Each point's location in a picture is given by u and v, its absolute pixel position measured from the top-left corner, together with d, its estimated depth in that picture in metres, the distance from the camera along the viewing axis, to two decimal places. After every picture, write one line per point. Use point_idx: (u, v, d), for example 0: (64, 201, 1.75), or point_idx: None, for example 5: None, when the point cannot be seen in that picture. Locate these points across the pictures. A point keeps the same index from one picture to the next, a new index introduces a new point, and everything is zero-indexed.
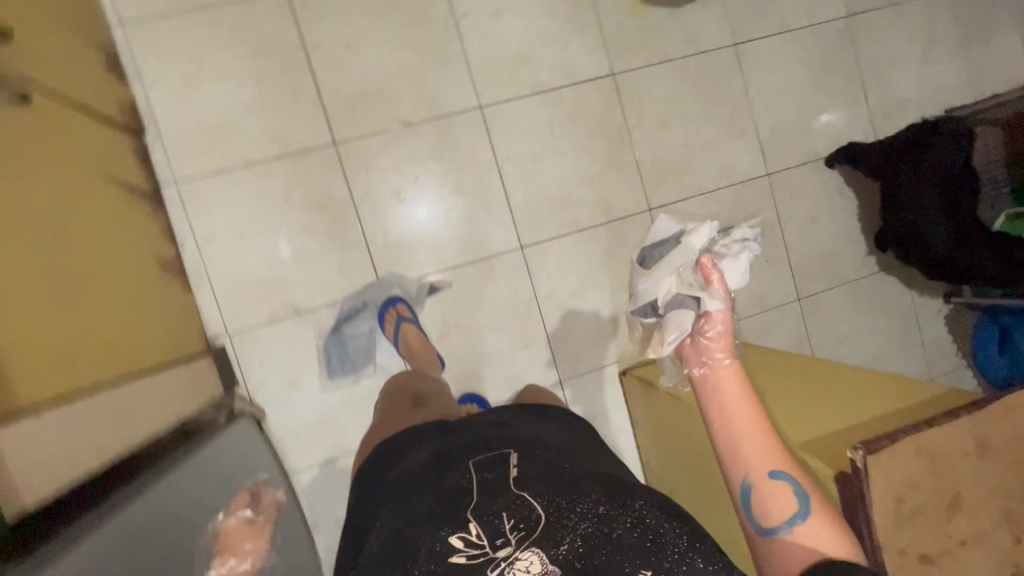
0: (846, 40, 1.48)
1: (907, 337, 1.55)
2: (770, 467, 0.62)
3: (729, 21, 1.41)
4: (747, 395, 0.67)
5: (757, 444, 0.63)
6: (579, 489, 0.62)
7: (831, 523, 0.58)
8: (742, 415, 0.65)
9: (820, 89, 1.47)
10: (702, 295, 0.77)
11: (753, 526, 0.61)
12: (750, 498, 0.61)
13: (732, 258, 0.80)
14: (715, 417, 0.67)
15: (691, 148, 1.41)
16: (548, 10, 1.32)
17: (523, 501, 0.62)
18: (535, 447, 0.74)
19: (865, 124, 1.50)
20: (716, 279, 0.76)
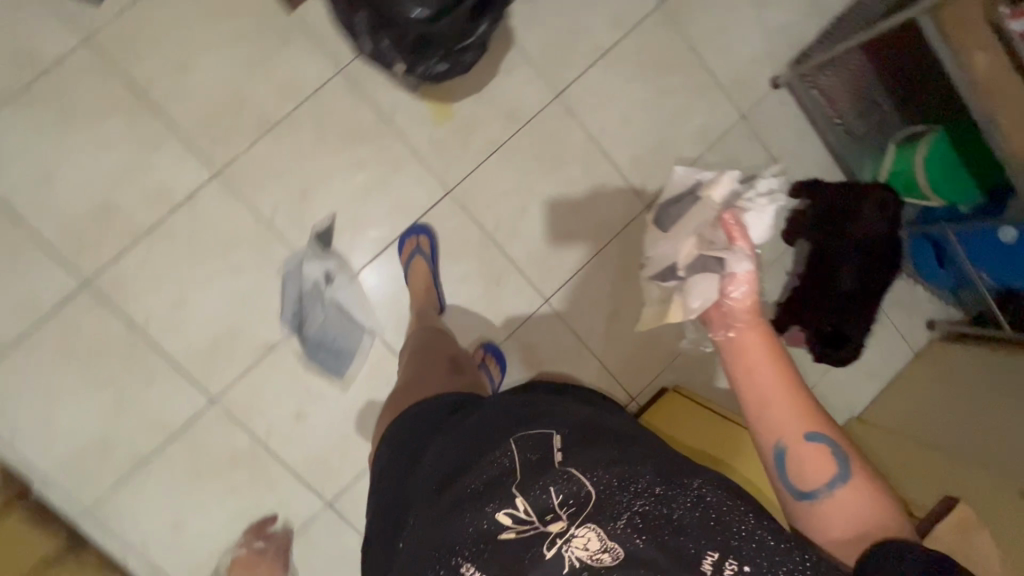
0: (668, 30, 1.35)
1: None
2: (806, 432, 0.63)
3: (540, 76, 1.29)
4: (776, 359, 0.66)
5: (791, 407, 0.64)
6: (634, 462, 0.61)
7: (864, 486, 0.61)
8: (771, 382, 0.65)
9: (663, 93, 1.36)
10: (725, 254, 0.77)
11: (790, 490, 0.63)
12: (787, 464, 0.63)
13: (757, 212, 0.88)
14: (741, 375, 0.67)
15: (559, 220, 1.33)
16: (355, 163, 1.22)
17: (569, 477, 0.61)
18: (583, 425, 0.69)
19: (723, 102, 1.39)
20: (739, 235, 0.77)
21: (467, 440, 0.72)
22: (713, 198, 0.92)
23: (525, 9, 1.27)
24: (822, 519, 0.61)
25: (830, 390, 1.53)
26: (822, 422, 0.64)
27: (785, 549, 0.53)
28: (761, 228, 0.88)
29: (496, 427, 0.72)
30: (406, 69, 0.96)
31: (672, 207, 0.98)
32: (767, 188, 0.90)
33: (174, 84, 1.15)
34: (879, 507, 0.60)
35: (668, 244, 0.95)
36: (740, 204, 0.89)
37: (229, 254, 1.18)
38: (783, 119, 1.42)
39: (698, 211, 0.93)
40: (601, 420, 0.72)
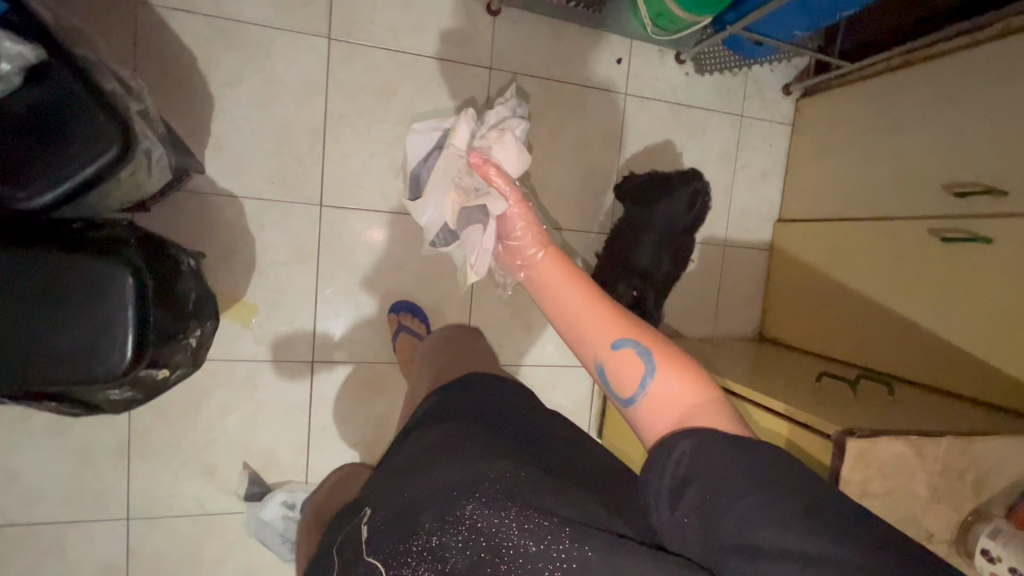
0: (359, 55, 1.18)
1: (693, 123, 1.44)
2: (608, 337, 0.52)
3: (290, 201, 1.18)
4: (574, 269, 0.57)
5: (590, 313, 0.53)
6: (413, 515, 0.58)
7: (676, 377, 0.50)
8: (570, 294, 0.55)
9: (405, 114, 1.23)
10: (484, 198, 0.75)
11: (610, 400, 0.53)
12: (600, 377, 0.53)
13: (498, 144, 0.87)
14: (541, 297, 0.57)
15: (418, 296, 1.28)
16: (219, 410, 1.18)
17: (367, 568, 0.58)
18: (394, 478, 0.66)
19: (462, 70, 1.25)
20: (490, 171, 0.73)
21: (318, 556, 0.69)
22: (456, 144, 0.89)
23: (221, 159, 1.13)
24: (642, 424, 0.51)
25: (745, 215, 1.51)
26: (627, 320, 0.53)
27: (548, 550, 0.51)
28: (510, 154, 0.87)
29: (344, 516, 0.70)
30: (170, 369, 0.87)
31: (423, 169, 1.00)
32: (498, 121, 0.92)
33: (18, 492, 1.10)
34: (700, 394, 0.50)
35: (428, 212, 0.94)
36: (482, 143, 0.87)
37: (201, 557, 1.20)
38: (524, 37, 1.28)
39: (447, 159, 0.90)
40: (412, 452, 0.68)
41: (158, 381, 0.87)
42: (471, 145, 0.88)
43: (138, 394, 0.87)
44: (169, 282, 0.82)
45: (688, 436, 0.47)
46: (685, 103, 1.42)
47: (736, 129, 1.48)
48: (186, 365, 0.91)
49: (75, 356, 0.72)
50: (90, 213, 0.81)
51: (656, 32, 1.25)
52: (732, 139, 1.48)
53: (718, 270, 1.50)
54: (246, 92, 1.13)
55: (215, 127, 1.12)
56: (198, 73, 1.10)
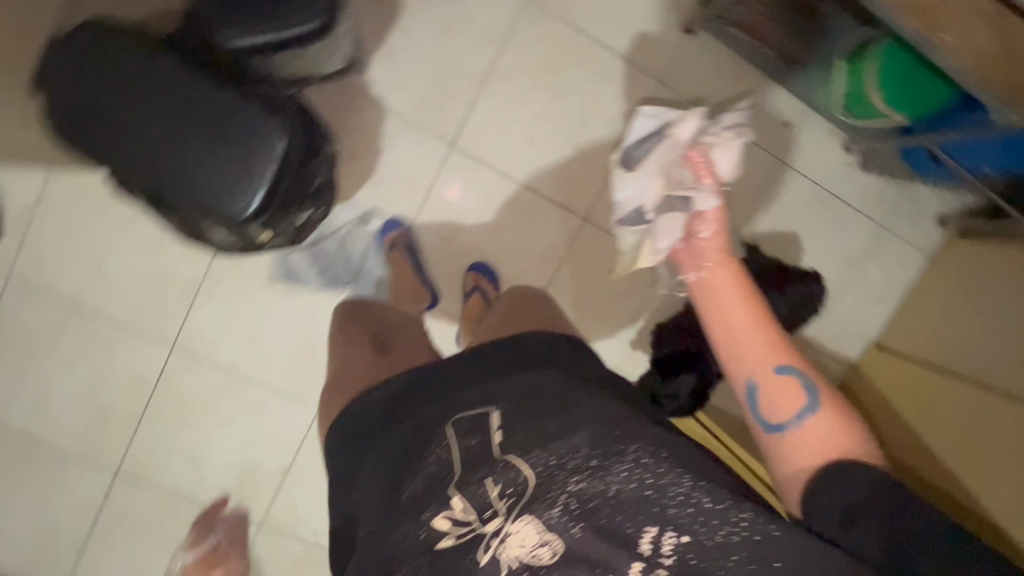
0: (545, 22, 1.20)
1: (833, 214, 1.37)
2: (775, 363, 0.58)
3: (427, 131, 1.21)
4: (747, 295, 0.63)
5: (759, 339, 0.59)
6: (568, 436, 0.59)
7: (833, 411, 0.57)
8: (742, 317, 0.61)
9: (563, 93, 1.23)
10: (692, 193, 0.76)
11: (758, 423, 0.58)
12: (755, 399, 0.58)
13: (722, 146, 0.85)
14: (710, 314, 0.63)
15: (501, 264, 1.27)
16: (284, 289, 1.24)
17: (507, 465, 0.58)
18: (522, 393, 0.66)
19: (632, 74, 1.24)
20: (705, 172, 0.76)
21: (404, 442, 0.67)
22: (680, 135, 0.89)
23: (385, 69, 1.17)
24: (791, 450, 0.56)
25: (842, 327, 1.43)
26: (788, 350, 0.59)
27: (721, 513, 0.52)
28: (730, 161, 0.85)
29: (443, 409, 0.69)
30: (271, 234, 0.91)
31: (637, 149, 0.99)
32: (731, 123, 0.89)
33: (98, 282, 1.19)
34: (851, 432, 0.56)
35: (631, 186, 0.95)
36: (707, 139, 0.86)
37: (216, 409, 1.27)
38: (704, 68, 1.25)
39: (665, 151, 0.91)
40: (531, 385, 0.68)
41: (257, 240, 0.92)
42: (696, 139, 0.87)
43: (236, 243, 0.92)
44: (307, 160, 0.85)
45: (846, 465, 0.53)
46: (831, 193, 1.36)
47: (872, 240, 1.39)
48: (284, 237, 0.95)
49: (222, 189, 0.77)
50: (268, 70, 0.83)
51: (841, 110, 1.19)
52: (863, 247, 1.39)
53: None
54: (432, 15, 1.16)
55: (393, 37, 1.16)
56: None
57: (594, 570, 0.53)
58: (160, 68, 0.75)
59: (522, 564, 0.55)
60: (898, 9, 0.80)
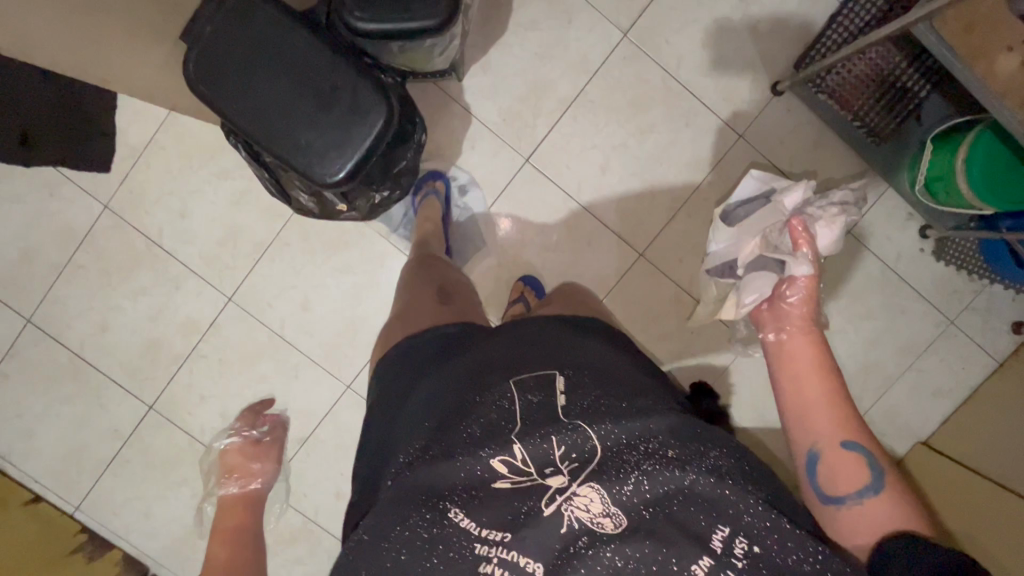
0: (638, 61, 1.25)
1: (897, 298, 1.32)
2: (840, 436, 0.59)
3: (506, 143, 1.26)
4: (820, 364, 0.65)
5: (828, 410, 0.60)
6: (643, 419, 0.57)
7: (901, 497, 0.55)
8: (815, 386, 0.62)
9: (642, 130, 1.26)
10: (786, 257, 0.78)
11: (816, 493, 0.58)
12: (814, 468, 0.59)
13: (825, 222, 0.83)
14: (783, 378, 0.65)
15: (550, 282, 1.29)
16: (344, 266, 1.30)
17: (574, 428, 0.58)
18: (588, 368, 0.65)
19: (713, 123, 1.26)
20: (804, 242, 0.78)
21: (459, 380, 0.68)
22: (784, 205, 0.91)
23: (479, 80, 1.24)
24: (847, 527, 0.55)
25: (890, 417, 1.35)
26: (858, 429, 0.59)
27: (799, 537, 0.49)
28: (830, 238, 0.83)
29: (503, 361, 0.68)
30: (349, 207, 0.96)
31: (739, 208, 1.01)
32: (841, 200, 0.87)
33: (180, 226, 1.29)
34: (917, 521, 0.54)
35: (723, 242, 1.00)
36: (811, 212, 0.85)
37: (254, 366, 1.32)
38: (786, 129, 1.26)
39: (767, 214, 0.93)
40: (596, 361, 0.68)
41: (335, 210, 0.97)
42: (799, 211, 0.87)
43: (316, 208, 0.97)
44: (396, 144, 0.91)
45: (904, 540, 0.50)
46: (899, 276, 1.32)
47: (936, 332, 1.33)
48: (358, 212, 0.99)
49: (326, 149, 0.83)
50: (383, 56, 0.90)
51: (924, 195, 1.16)
52: (925, 338, 1.33)
53: None
54: (532, 39, 1.23)
55: (492, 53, 1.23)
56: (508, 6, 1.22)
57: (660, 550, 0.50)
58: (299, 39, 0.82)
59: (584, 528, 0.52)
60: (1002, 98, 0.81)
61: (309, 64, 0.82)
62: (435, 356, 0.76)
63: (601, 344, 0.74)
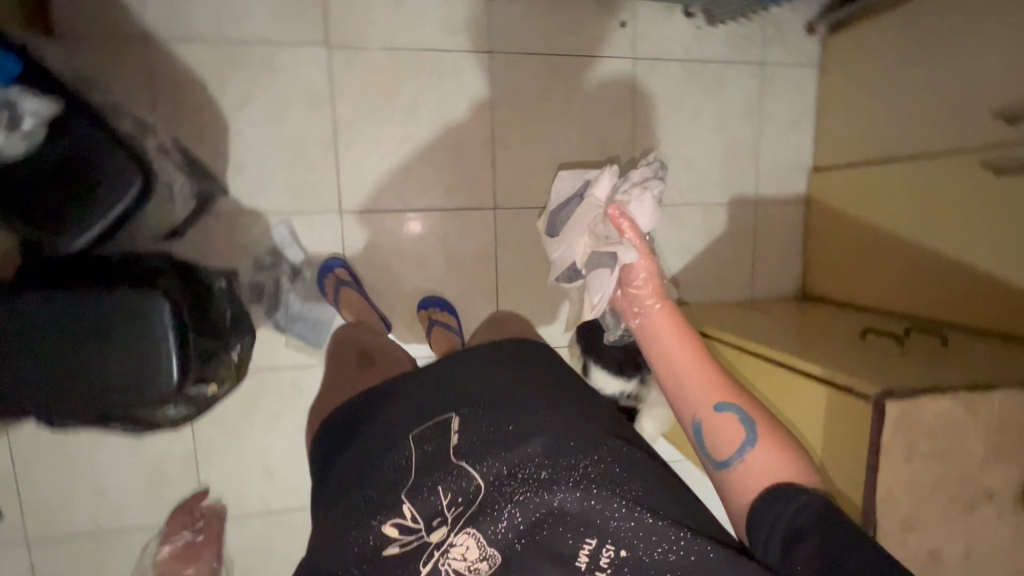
0: (358, 59, 1.19)
1: (710, 80, 1.37)
2: (711, 402, 0.73)
3: (313, 212, 1.21)
4: (680, 333, 0.82)
5: (699, 380, 0.76)
6: (522, 446, 0.69)
7: (769, 441, 0.69)
8: (684, 358, 0.79)
9: (410, 110, 1.23)
10: (617, 247, 0.88)
11: (706, 458, 0.72)
12: (699, 433, 0.73)
13: (638, 201, 0.91)
14: (658, 355, 0.82)
15: (445, 286, 1.30)
16: (273, 419, 1.25)
17: (462, 472, 0.68)
18: (484, 398, 0.77)
19: (461, 60, 1.23)
20: (627, 229, 0.88)
21: (370, 440, 0.77)
22: (597, 195, 0.92)
23: (243, 181, 1.17)
24: (732, 481, 0.69)
25: (774, 169, 1.45)
26: (726, 391, 0.74)
27: (660, 529, 0.61)
28: (648, 212, 0.92)
29: (409, 416, 0.78)
30: (217, 384, 0.95)
31: (563, 211, 1.00)
32: (640, 175, 0.94)
33: (108, 503, 1.21)
34: (790, 462, 0.67)
35: (559, 248, 0.97)
36: (622, 196, 0.92)
37: (274, 549, 1.30)
38: (521, 17, 1.24)
39: (584, 207, 0.93)
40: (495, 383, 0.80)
41: (209, 397, 0.95)
42: (611, 200, 0.92)
43: (194, 411, 0.95)
44: (201, 311, 0.88)
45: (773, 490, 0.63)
46: (699, 61, 1.36)
47: (757, 81, 1.39)
48: (231, 379, 0.99)
49: (136, 387, 0.78)
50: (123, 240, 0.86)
51: None
52: (754, 91, 1.40)
53: (749, 230, 1.46)
54: (255, 110, 1.16)
55: (232, 150, 1.15)
56: (207, 100, 1.13)
57: None
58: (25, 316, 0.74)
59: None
60: None
61: (50, 336, 0.75)
62: (355, 421, 0.84)
63: (494, 361, 0.84)
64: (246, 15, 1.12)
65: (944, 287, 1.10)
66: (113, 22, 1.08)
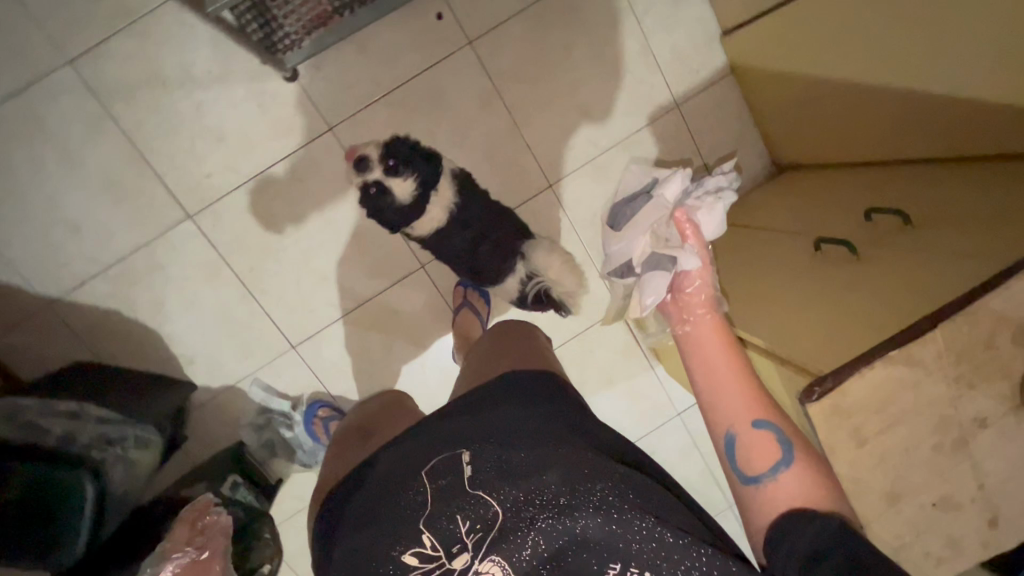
0: (223, 211, 1.17)
1: (561, 9, 1.18)
2: (753, 418, 0.59)
3: (272, 359, 1.25)
4: (727, 343, 0.67)
5: (742, 392, 0.61)
6: (538, 475, 0.62)
7: (812, 468, 0.56)
8: (724, 364, 0.64)
9: (295, 225, 1.20)
10: (676, 253, 0.79)
11: (736, 476, 0.58)
12: (732, 449, 0.59)
13: (709, 208, 0.82)
14: (693, 368, 0.67)
15: (423, 354, 1.31)
16: None
17: (478, 501, 0.62)
18: (497, 425, 0.69)
19: (309, 152, 1.17)
20: (690, 236, 0.80)
21: (386, 475, 0.70)
22: (666, 196, 0.85)
23: (200, 369, 1.23)
24: (761, 506, 0.55)
25: (680, 58, 1.25)
26: (773, 408, 0.60)
27: (682, 546, 0.55)
28: (717, 222, 0.83)
29: (423, 448, 0.71)
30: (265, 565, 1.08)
31: (624, 204, 0.90)
32: (715, 183, 0.86)
33: None
34: (826, 489, 0.55)
35: (616, 244, 0.88)
36: (692, 202, 0.84)
37: None
38: (337, 76, 1.14)
39: (651, 206, 0.86)
40: (504, 415, 0.71)
41: None
42: (679, 203, 0.85)
43: None
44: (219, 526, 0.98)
45: (797, 514, 0.52)
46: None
47: None
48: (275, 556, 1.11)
49: None
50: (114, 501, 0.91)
51: None
52: None
53: (686, 135, 1.29)
54: (170, 307, 1.19)
55: (177, 349, 1.21)
56: (129, 322, 1.19)
57: None
58: None
59: None
60: None
61: None
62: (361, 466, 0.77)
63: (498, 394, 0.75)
64: (110, 235, 1.14)
65: (913, 117, 0.90)
66: (21, 305, 1.15)
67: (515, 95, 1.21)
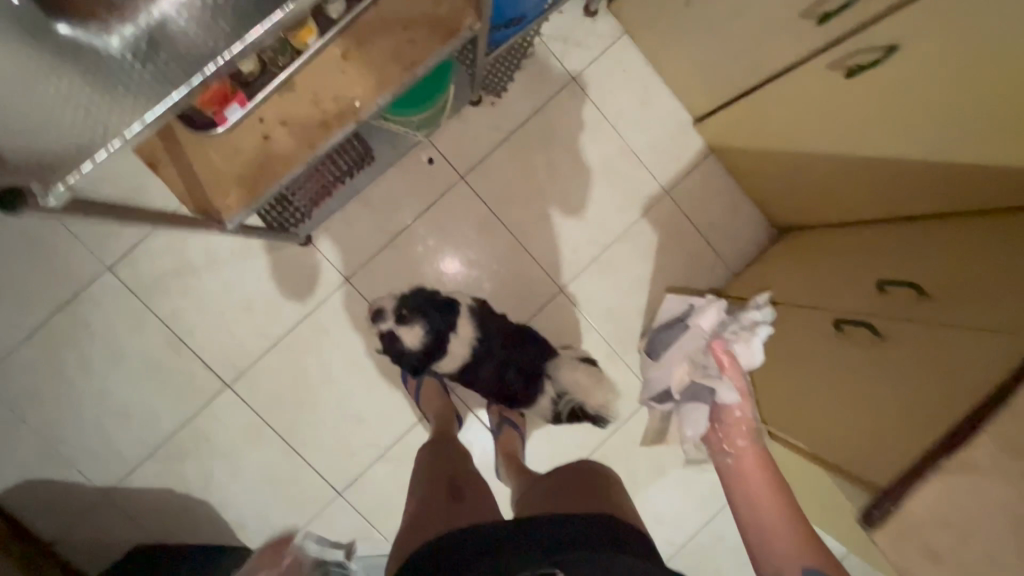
0: (257, 375, 1.22)
1: (541, 132, 1.27)
2: (803, 566, 0.74)
3: (321, 508, 1.26)
4: (771, 491, 0.85)
5: (791, 542, 0.77)
6: None
7: None
8: (773, 518, 0.81)
9: (325, 375, 1.24)
10: (719, 386, 0.96)
11: None
12: None
13: (745, 341, 0.96)
14: (742, 515, 0.84)
15: None
16: None
17: None
18: (587, 546, 0.69)
19: (330, 304, 1.23)
20: (728, 367, 0.96)
21: (470, 574, 0.66)
22: (701, 326, 1.03)
23: (254, 531, 1.24)
24: None
25: (661, 151, 1.31)
26: (821, 557, 0.75)
27: None
28: (753, 352, 0.96)
29: (509, 556, 0.67)
30: None
31: (660, 332, 1.11)
32: (750, 318, 0.98)
33: None
34: None
35: (655, 372, 1.09)
36: (726, 334, 0.98)
37: None
38: (347, 232, 1.22)
39: (689, 337, 1.05)
40: (590, 538, 0.71)
41: None
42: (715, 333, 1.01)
43: None
44: None
45: None
46: (517, 128, 1.26)
47: (581, 98, 1.28)
48: None
49: None
50: None
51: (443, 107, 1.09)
52: (586, 107, 1.28)
53: (682, 217, 1.33)
54: (219, 475, 1.23)
55: (229, 516, 1.23)
56: (182, 497, 1.22)
57: None
58: None
59: None
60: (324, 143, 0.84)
61: None
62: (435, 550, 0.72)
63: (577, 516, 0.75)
64: (157, 418, 1.20)
65: (897, 181, 0.90)
66: (79, 499, 1.19)
67: (512, 214, 1.27)
